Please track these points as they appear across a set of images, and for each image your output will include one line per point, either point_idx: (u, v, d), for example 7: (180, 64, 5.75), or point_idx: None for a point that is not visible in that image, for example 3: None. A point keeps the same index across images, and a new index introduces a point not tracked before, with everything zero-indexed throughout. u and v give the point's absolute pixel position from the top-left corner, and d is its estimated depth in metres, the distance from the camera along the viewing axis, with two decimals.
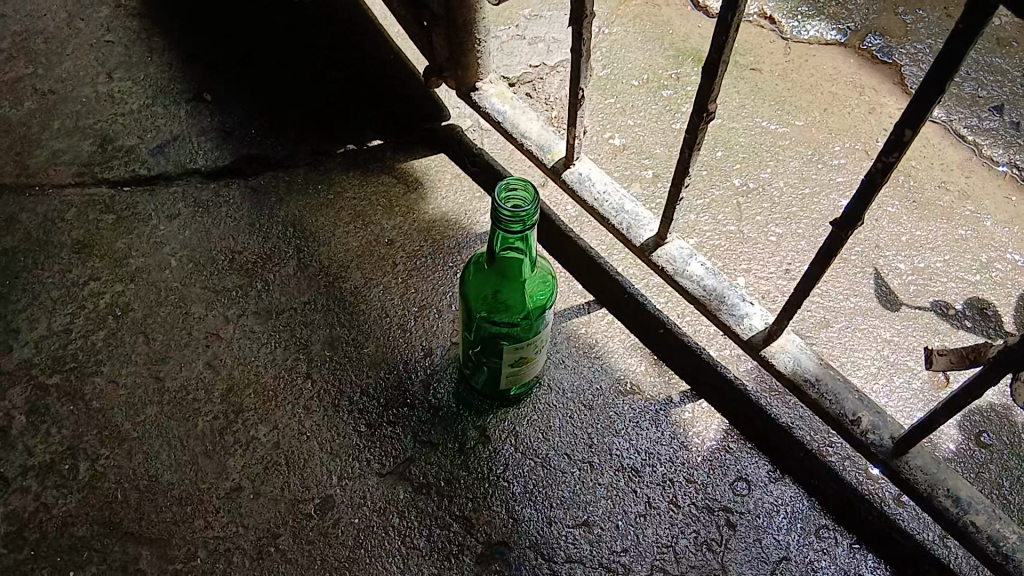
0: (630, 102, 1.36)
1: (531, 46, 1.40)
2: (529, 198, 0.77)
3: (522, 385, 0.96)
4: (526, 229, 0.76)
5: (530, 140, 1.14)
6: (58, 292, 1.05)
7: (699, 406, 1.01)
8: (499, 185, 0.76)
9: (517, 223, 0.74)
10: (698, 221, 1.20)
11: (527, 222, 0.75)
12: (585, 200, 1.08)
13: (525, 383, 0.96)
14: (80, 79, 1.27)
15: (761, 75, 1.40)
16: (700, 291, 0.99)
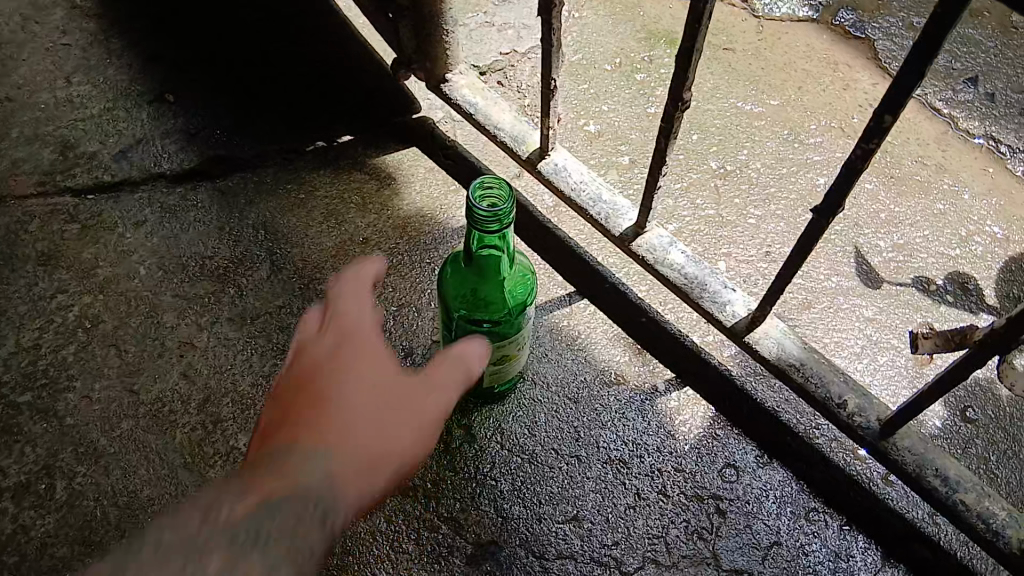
0: (604, 87, 1.34)
1: (500, 33, 1.37)
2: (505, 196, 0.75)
3: (505, 381, 0.94)
4: (503, 228, 0.74)
5: (503, 132, 1.12)
6: (24, 307, 1.02)
7: (684, 392, 1.00)
8: (473, 184, 0.75)
9: (493, 222, 0.73)
10: (677, 206, 1.18)
11: (504, 221, 0.73)
12: (561, 191, 1.06)
13: (508, 379, 0.94)
14: (37, 85, 1.23)
15: (734, 55, 1.38)
16: (681, 278, 0.98)
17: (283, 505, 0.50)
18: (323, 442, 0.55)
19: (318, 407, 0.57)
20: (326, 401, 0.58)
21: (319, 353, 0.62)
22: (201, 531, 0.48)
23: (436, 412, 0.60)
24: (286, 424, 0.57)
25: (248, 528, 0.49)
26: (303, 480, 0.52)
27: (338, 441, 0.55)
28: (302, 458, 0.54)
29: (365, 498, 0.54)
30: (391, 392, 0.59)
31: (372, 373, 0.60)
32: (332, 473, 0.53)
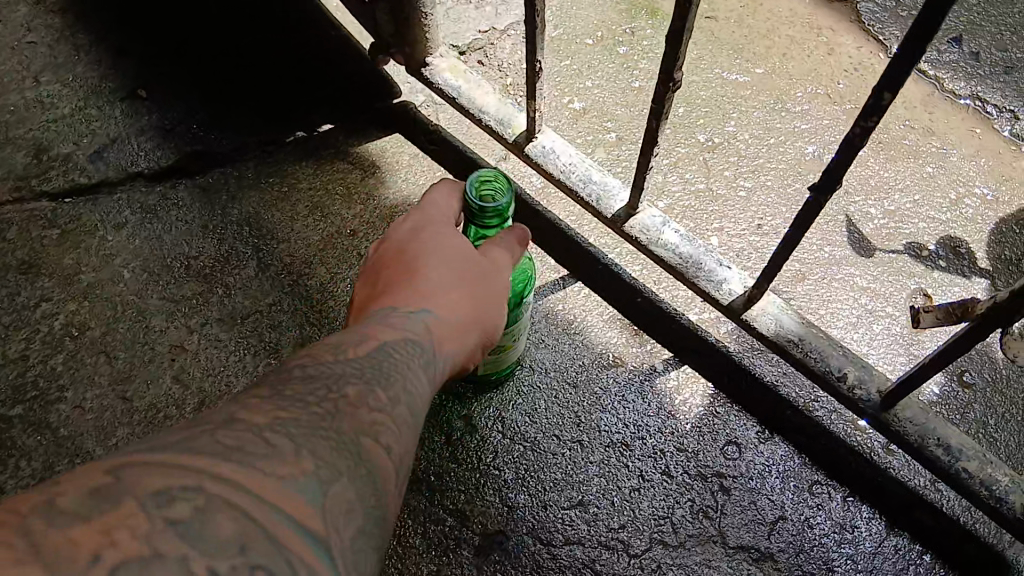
0: (587, 63, 1.32)
1: (479, 10, 1.35)
2: (503, 187, 0.74)
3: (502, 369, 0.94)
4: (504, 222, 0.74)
5: (488, 115, 1.10)
6: (8, 318, 1.00)
7: (683, 371, 1.00)
8: (473, 177, 0.73)
9: (496, 217, 0.72)
10: (667, 181, 1.17)
11: (505, 215, 0.73)
12: (550, 173, 1.05)
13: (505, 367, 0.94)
14: (5, 86, 1.19)
15: (717, 24, 1.36)
16: (676, 258, 0.97)
17: (402, 342, 0.58)
18: (422, 304, 0.64)
19: (412, 279, 0.67)
20: (418, 276, 0.67)
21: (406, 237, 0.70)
22: (337, 362, 0.53)
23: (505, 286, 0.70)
24: (387, 294, 0.66)
25: (378, 356, 0.55)
26: (413, 330, 0.61)
27: (433, 304, 0.65)
28: (406, 313, 0.62)
29: (458, 353, 0.64)
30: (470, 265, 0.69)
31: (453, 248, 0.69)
32: (433, 325, 0.63)
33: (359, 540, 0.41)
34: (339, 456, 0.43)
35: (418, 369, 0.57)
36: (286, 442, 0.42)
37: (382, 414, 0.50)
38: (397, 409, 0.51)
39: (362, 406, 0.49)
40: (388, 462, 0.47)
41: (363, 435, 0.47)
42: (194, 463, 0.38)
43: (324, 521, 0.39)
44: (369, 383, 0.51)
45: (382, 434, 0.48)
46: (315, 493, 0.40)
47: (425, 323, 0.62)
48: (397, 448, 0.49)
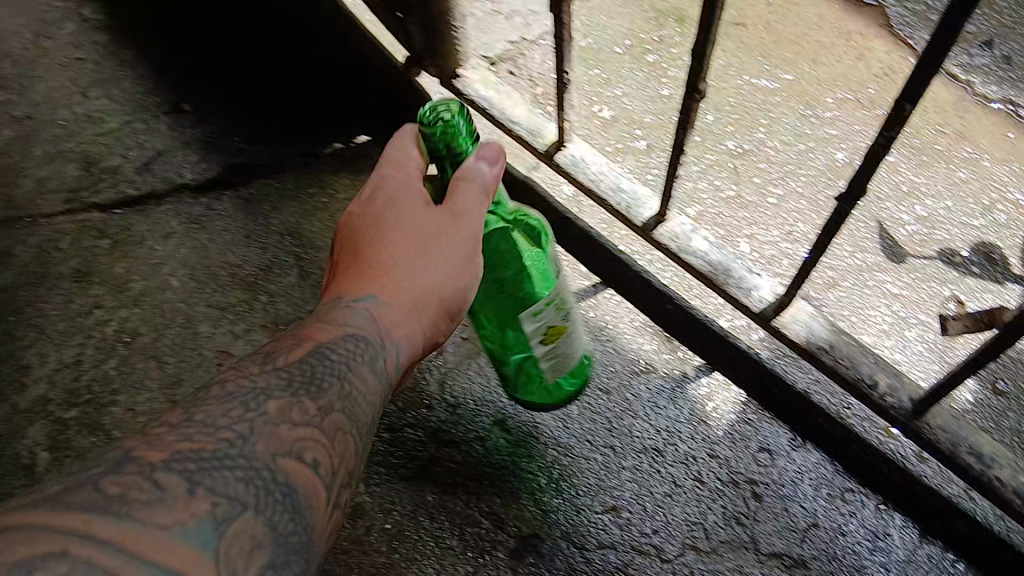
0: (616, 71, 1.33)
1: (508, 21, 1.37)
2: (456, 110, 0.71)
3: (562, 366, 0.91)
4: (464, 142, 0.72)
5: (519, 126, 1.12)
6: (62, 325, 1.04)
7: (713, 378, 1.05)
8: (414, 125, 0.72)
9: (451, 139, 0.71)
10: (697, 189, 1.18)
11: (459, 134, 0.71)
12: (580, 182, 1.07)
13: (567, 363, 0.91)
14: (55, 101, 1.23)
15: (746, 30, 1.37)
16: (705, 265, 0.99)
17: (341, 344, 0.66)
18: (370, 292, 0.71)
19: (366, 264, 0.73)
20: (375, 255, 0.73)
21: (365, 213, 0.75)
22: (264, 376, 0.61)
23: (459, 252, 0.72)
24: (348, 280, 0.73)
25: (313, 364, 0.64)
26: (359, 324, 0.68)
27: (380, 292, 0.71)
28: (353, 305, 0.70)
29: (408, 336, 0.71)
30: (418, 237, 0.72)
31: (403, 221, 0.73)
32: (381, 315, 0.70)
33: (261, 573, 0.49)
34: (252, 492, 0.52)
35: (353, 375, 0.65)
36: (185, 488, 0.50)
37: (312, 435, 0.58)
38: (324, 424, 0.60)
39: (284, 429, 0.57)
40: (311, 479, 0.56)
41: (282, 459, 0.55)
42: (78, 526, 0.45)
43: (208, 564, 0.47)
44: (295, 399, 0.60)
45: (306, 452, 0.57)
46: (202, 538, 0.48)
47: (369, 313, 0.69)
48: (327, 463, 0.58)
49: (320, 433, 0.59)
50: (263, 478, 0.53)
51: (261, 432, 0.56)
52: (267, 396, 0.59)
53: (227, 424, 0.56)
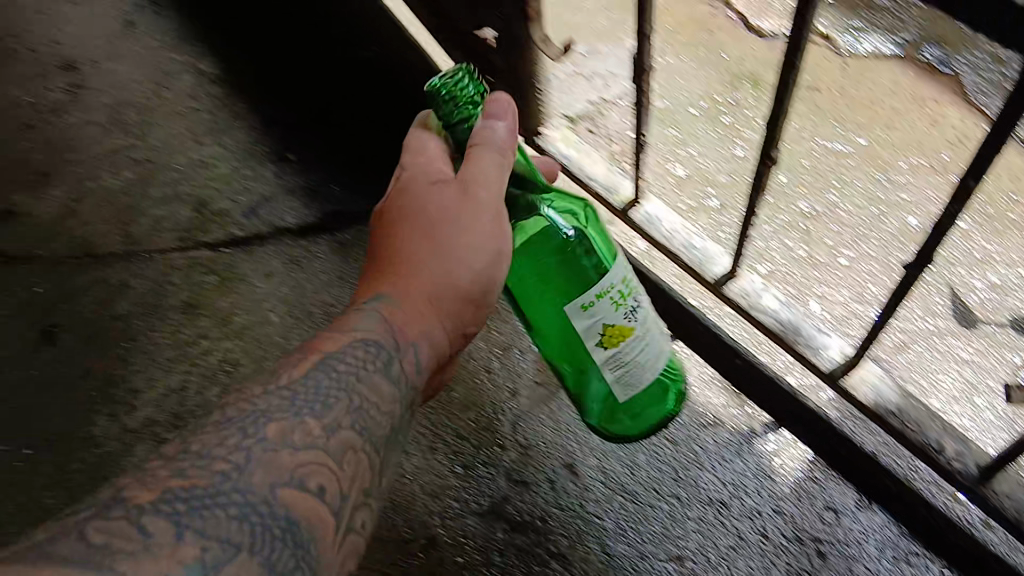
0: (691, 131, 1.39)
1: (588, 81, 1.44)
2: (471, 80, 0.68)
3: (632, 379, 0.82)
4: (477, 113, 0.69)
5: (597, 183, 1.17)
6: (172, 353, 1.16)
7: (781, 435, 1.07)
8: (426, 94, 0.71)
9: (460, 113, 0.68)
10: (768, 248, 1.21)
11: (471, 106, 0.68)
12: (655, 239, 1.11)
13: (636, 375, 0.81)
14: (174, 147, 1.35)
15: (819, 94, 1.42)
16: (776, 323, 1.03)
17: (351, 349, 0.71)
18: (385, 290, 0.76)
19: (386, 258, 0.78)
20: (399, 250, 0.77)
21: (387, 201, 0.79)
22: (265, 398, 0.65)
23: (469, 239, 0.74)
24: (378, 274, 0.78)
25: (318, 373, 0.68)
26: (374, 326, 0.74)
27: (395, 289, 0.76)
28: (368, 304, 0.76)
29: (422, 332, 0.76)
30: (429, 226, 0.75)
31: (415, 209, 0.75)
32: (395, 316, 0.75)
33: None
34: (244, 531, 0.55)
35: (360, 378, 0.69)
36: (172, 534, 0.53)
37: (316, 460, 0.62)
38: (333, 441, 0.64)
39: (284, 454, 0.61)
40: (317, 507, 0.60)
41: (281, 488, 0.59)
42: None
43: None
44: (296, 422, 0.64)
45: (310, 480, 0.61)
46: None
47: (381, 311, 0.75)
48: (333, 488, 0.62)
49: (326, 455, 0.63)
50: (258, 514, 0.57)
51: (257, 461, 0.60)
52: (267, 420, 0.63)
53: (222, 453, 0.60)
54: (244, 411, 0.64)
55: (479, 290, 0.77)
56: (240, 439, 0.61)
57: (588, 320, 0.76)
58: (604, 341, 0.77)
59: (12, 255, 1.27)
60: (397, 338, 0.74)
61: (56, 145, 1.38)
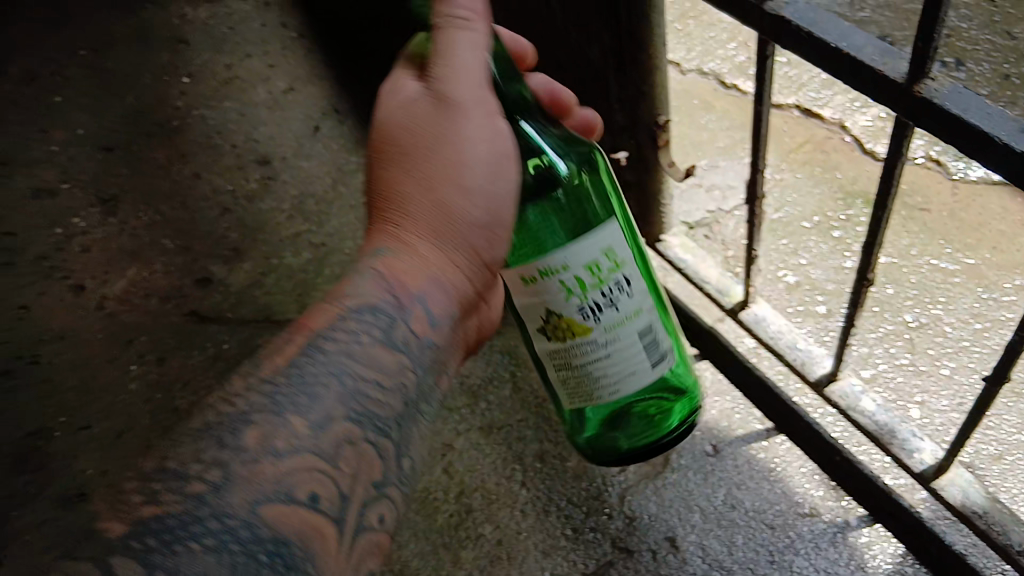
0: (802, 242, 1.51)
1: (708, 193, 1.60)
2: None
3: (578, 375, 0.88)
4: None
5: (710, 286, 1.31)
6: None
7: (875, 528, 1.14)
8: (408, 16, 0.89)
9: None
10: (871, 352, 1.31)
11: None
12: (760, 338, 1.24)
13: (578, 369, 0.88)
14: None
15: (929, 215, 1.50)
16: (872, 424, 1.12)
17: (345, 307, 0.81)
18: (388, 243, 0.86)
19: (383, 213, 0.87)
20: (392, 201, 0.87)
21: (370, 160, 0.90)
22: (243, 398, 0.73)
23: (459, 160, 0.85)
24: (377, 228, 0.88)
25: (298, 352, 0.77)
26: (375, 276, 0.83)
27: (396, 241, 0.86)
28: (367, 265, 0.85)
29: (429, 275, 0.85)
30: (417, 165, 0.86)
31: (406, 146, 0.86)
32: (397, 263, 0.85)
33: None
34: (223, 564, 0.63)
35: (355, 358, 0.77)
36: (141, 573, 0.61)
37: (309, 467, 0.70)
38: (324, 440, 0.72)
39: (265, 465, 0.68)
40: (307, 515, 0.68)
41: (262, 508, 0.67)
42: None
43: None
44: (277, 424, 0.71)
45: (301, 491, 0.69)
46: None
47: (381, 268, 0.84)
48: (326, 495, 0.70)
49: (320, 459, 0.71)
50: (239, 540, 0.64)
51: (236, 481, 0.67)
52: (248, 426, 0.70)
53: (198, 473, 0.67)
54: (221, 421, 0.71)
55: (484, 213, 0.87)
56: (216, 453, 0.68)
57: (535, 296, 0.84)
58: (551, 330, 0.86)
59: None
60: (398, 297, 0.83)
61: None
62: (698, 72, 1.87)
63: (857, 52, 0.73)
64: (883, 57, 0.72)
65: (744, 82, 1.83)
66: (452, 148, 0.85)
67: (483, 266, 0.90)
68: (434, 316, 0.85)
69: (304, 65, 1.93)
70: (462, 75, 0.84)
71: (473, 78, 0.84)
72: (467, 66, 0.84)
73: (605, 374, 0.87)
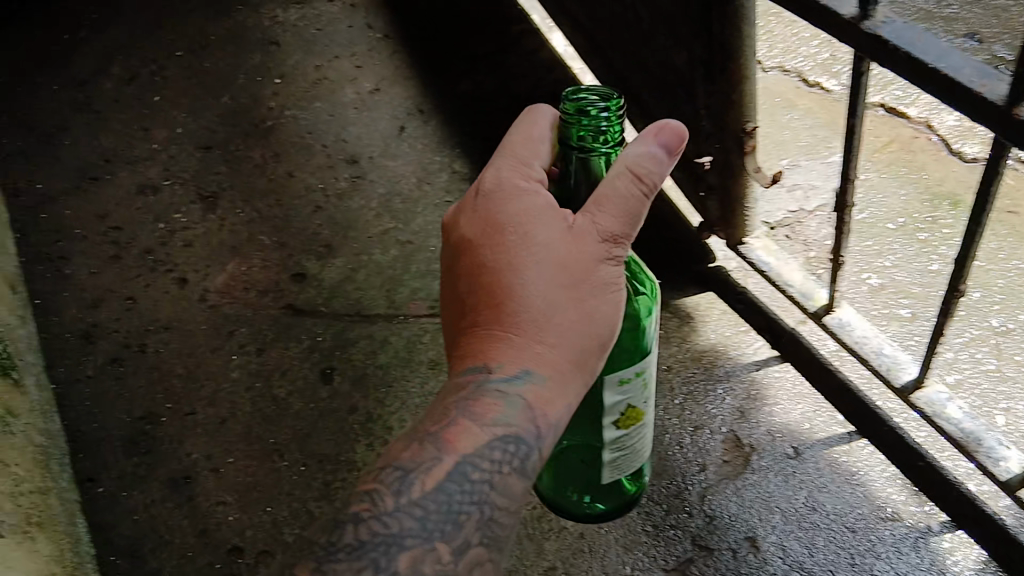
0: (886, 244, 1.50)
1: (790, 193, 1.59)
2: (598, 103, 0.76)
3: (621, 459, 0.94)
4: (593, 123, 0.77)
5: (793, 288, 1.33)
6: (420, 399, 1.44)
7: (957, 535, 1.14)
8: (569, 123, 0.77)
9: (583, 119, 0.76)
10: (956, 358, 1.30)
11: (592, 117, 0.76)
12: (844, 343, 1.24)
13: (624, 453, 0.93)
14: (430, 232, 1.69)
15: (1017, 217, 1.50)
16: (958, 432, 1.12)
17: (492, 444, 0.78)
18: (533, 364, 0.77)
19: (526, 327, 0.77)
20: (521, 321, 0.78)
21: (497, 253, 0.78)
22: (397, 521, 0.76)
23: (608, 287, 0.79)
24: (495, 346, 0.78)
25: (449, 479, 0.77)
26: (516, 409, 0.78)
27: (545, 364, 0.77)
28: (509, 386, 0.78)
29: (570, 401, 0.80)
30: (564, 290, 0.77)
31: (570, 263, 0.77)
32: (537, 395, 0.78)
33: None
34: None
35: (494, 484, 0.77)
36: None
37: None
38: (460, 564, 0.76)
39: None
40: None
41: None
42: None
43: None
44: (427, 551, 0.75)
45: None
46: None
47: (528, 397, 0.78)
48: None
49: None
50: None
51: None
52: (403, 549, 0.74)
53: None
54: (375, 539, 0.75)
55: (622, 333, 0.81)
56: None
57: (618, 395, 0.87)
58: (620, 420, 0.89)
59: (303, 310, 1.61)
60: (537, 424, 0.79)
61: (340, 224, 1.73)
62: (781, 70, 1.87)
63: (956, 73, 0.75)
64: (981, 79, 0.74)
65: (827, 80, 1.82)
66: (610, 276, 0.79)
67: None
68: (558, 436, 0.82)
69: (389, 67, 2.00)
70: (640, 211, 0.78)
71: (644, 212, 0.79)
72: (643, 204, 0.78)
73: (640, 449, 0.95)
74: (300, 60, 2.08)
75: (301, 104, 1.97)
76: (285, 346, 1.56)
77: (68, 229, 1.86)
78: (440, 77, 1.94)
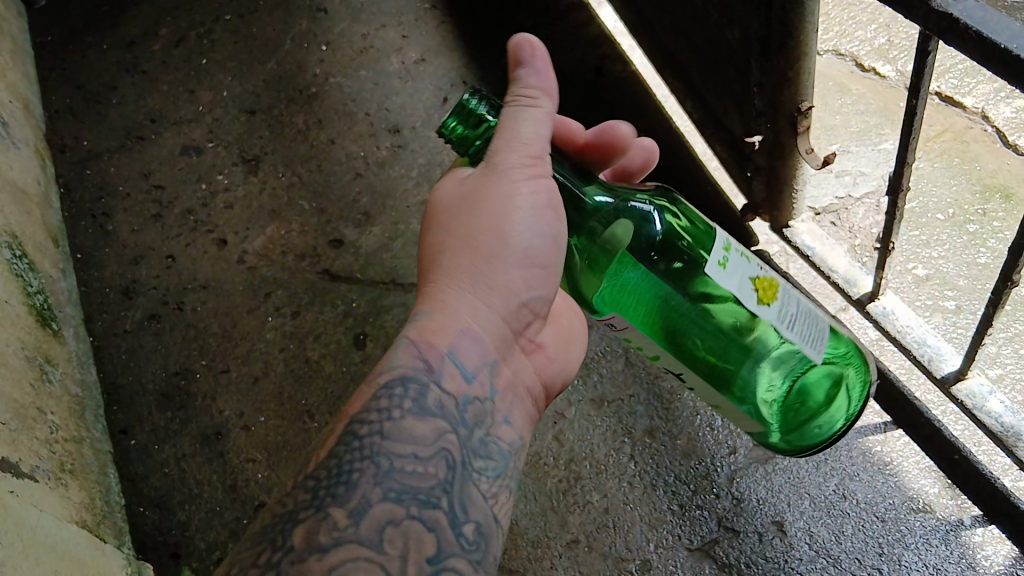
0: (934, 235, 1.46)
1: (838, 178, 1.56)
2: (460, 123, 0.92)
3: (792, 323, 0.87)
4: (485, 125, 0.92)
5: (837, 275, 1.30)
6: None
7: (990, 530, 1.13)
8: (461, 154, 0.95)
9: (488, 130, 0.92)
10: (999, 352, 1.27)
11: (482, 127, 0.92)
12: (887, 331, 1.23)
13: (788, 317, 0.87)
14: None
15: None
16: (998, 426, 1.12)
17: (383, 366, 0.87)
18: (429, 301, 0.92)
19: (432, 277, 0.94)
20: (431, 272, 0.94)
21: (425, 234, 0.98)
22: (292, 497, 0.77)
23: (495, 218, 0.91)
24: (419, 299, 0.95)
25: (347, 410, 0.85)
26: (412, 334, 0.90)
27: (433, 298, 0.92)
28: (411, 324, 0.91)
29: (459, 325, 0.90)
30: (457, 233, 0.92)
31: (458, 214, 0.93)
32: (428, 318, 0.90)
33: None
34: None
35: (387, 433, 0.81)
36: None
37: (356, 556, 0.73)
38: (363, 528, 0.74)
39: (312, 561, 0.72)
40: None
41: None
42: None
43: None
44: (321, 520, 0.75)
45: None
46: None
47: (420, 326, 0.90)
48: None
49: (366, 548, 0.74)
50: None
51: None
52: (295, 524, 0.75)
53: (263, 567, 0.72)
54: (275, 521, 0.76)
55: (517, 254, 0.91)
56: (270, 555, 0.73)
57: (733, 276, 0.84)
58: (761, 296, 0.85)
59: (339, 275, 1.63)
60: (427, 356, 0.87)
61: (379, 193, 1.74)
62: (835, 54, 1.82)
63: None
64: None
65: (883, 66, 1.77)
66: (493, 199, 0.90)
67: (524, 313, 0.95)
68: (464, 364, 0.88)
69: (435, 36, 1.98)
70: (513, 134, 0.90)
71: (527, 140, 0.90)
72: (523, 125, 0.89)
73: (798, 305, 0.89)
74: (346, 28, 2.06)
75: (346, 73, 1.97)
76: (320, 311, 1.58)
77: (112, 187, 1.89)
78: (485, 47, 1.91)
